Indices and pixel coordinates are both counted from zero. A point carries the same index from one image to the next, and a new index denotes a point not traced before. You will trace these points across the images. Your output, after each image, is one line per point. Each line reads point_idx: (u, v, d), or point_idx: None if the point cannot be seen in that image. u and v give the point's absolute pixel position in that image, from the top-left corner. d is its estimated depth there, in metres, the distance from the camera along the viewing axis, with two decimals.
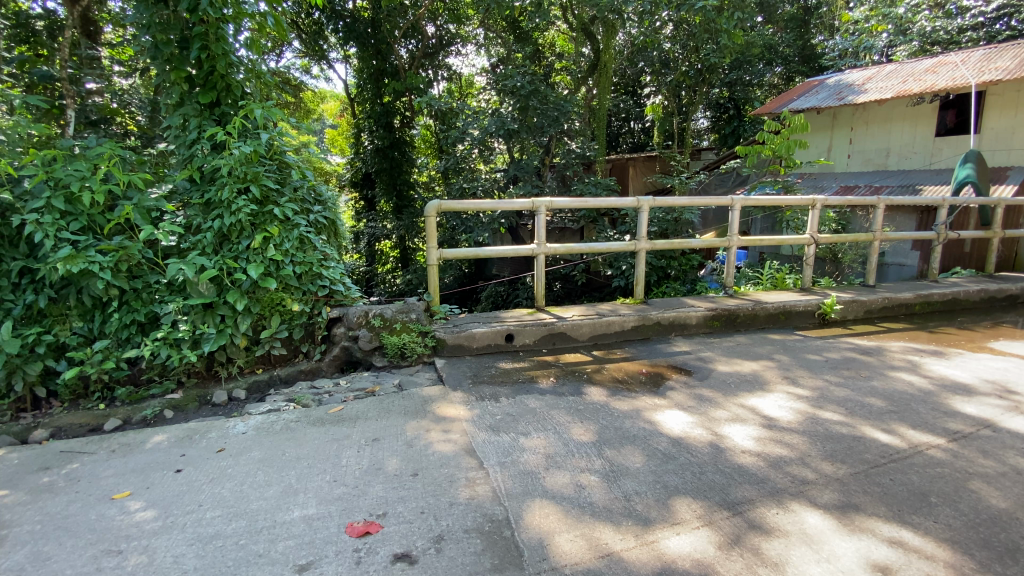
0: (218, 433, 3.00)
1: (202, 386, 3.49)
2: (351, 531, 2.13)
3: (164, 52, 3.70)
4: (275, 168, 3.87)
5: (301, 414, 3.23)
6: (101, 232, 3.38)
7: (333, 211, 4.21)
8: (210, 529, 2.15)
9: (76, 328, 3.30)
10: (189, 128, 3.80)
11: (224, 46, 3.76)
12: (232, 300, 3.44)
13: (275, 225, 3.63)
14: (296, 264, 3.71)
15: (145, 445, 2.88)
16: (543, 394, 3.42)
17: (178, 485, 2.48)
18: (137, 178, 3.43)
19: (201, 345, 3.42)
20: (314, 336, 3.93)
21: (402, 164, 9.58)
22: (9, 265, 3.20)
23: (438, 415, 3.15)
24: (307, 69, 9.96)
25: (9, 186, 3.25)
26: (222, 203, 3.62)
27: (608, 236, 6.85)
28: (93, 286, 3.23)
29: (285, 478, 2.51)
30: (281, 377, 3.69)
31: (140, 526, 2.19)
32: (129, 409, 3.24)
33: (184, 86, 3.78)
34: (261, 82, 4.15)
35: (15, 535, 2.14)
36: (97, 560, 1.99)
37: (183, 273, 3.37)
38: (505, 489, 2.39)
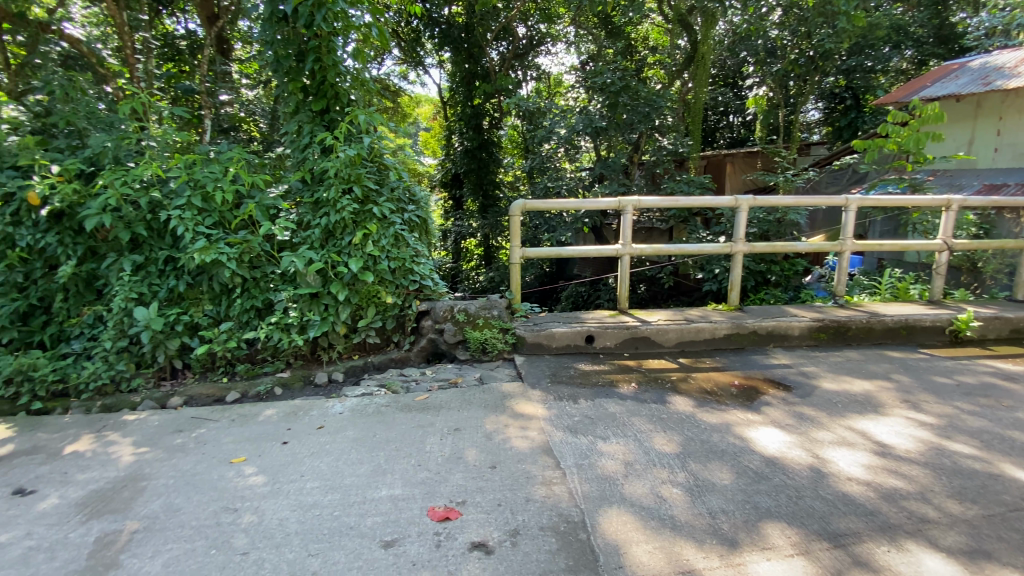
0: (319, 411, 3.28)
1: (306, 368, 3.84)
2: (432, 514, 2.23)
3: (284, 66, 4.10)
4: (375, 170, 4.14)
5: (390, 399, 3.44)
6: (229, 227, 3.81)
7: (424, 210, 4.42)
8: (309, 498, 2.37)
9: (207, 310, 3.75)
10: (303, 134, 4.17)
11: (334, 58, 4.09)
12: (335, 291, 3.75)
13: (374, 223, 3.91)
14: (391, 260, 3.97)
15: (259, 417, 3.23)
16: (623, 400, 3.33)
17: (284, 456, 2.75)
18: (259, 179, 3.85)
19: (307, 331, 3.77)
20: (404, 327, 4.16)
21: (489, 164, 9.77)
22: (156, 254, 3.71)
23: (516, 411, 3.20)
24: (404, 74, 10.50)
25: (159, 187, 3.75)
26: (328, 201, 3.95)
27: (700, 237, 6.51)
28: (221, 274, 3.66)
29: (375, 458, 2.69)
30: (373, 363, 3.95)
31: (252, 488, 2.45)
32: (246, 383, 3.64)
33: (300, 96, 4.18)
34: (365, 89, 4.47)
35: (154, 487, 2.50)
36: (218, 515, 2.26)
37: (294, 265, 3.72)
38: (582, 491, 2.37)
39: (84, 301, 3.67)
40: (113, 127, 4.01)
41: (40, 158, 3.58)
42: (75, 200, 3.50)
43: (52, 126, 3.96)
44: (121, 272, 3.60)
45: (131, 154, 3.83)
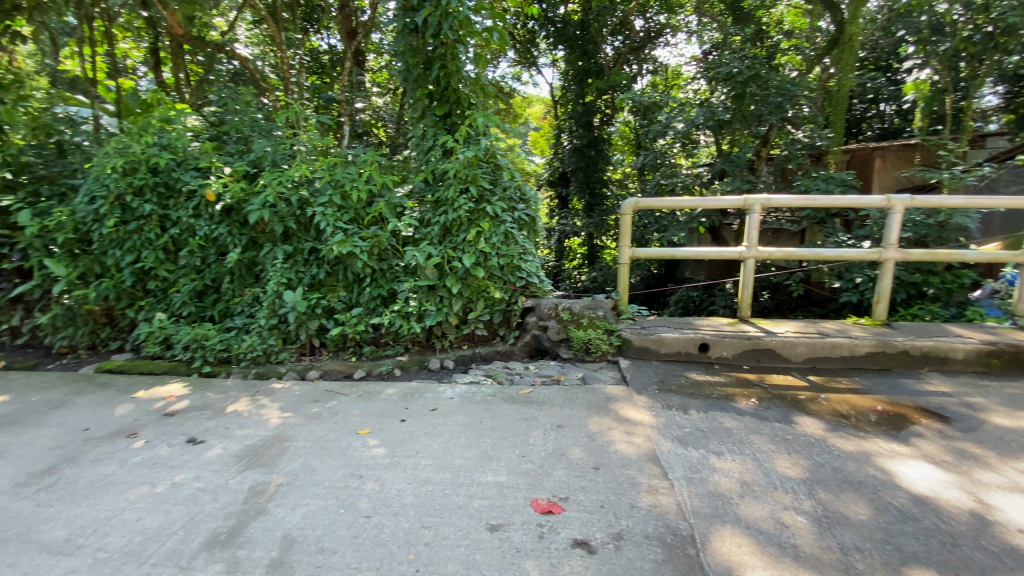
0: (432, 395, 3.52)
1: (421, 353, 4.14)
2: (536, 506, 2.29)
3: (413, 74, 4.43)
4: (490, 170, 4.32)
5: (496, 390, 3.58)
6: (362, 223, 4.22)
7: (534, 209, 4.49)
8: (423, 474, 2.56)
9: (340, 296, 4.19)
10: (428, 137, 4.48)
11: (457, 64, 4.33)
12: (449, 284, 3.99)
13: (487, 221, 4.08)
14: (500, 256, 4.11)
15: (381, 395, 3.55)
16: (740, 415, 3.12)
17: (402, 432, 3.00)
18: (388, 179, 4.22)
19: (424, 319, 4.06)
20: (510, 322, 4.28)
21: (598, 162, 9.49)
22: (303, 245, 4.21)
23: (621, 415, 3.15)
24: (517, 75, 10.75)
25: (306, 186, 4.20)
26: (447, 200, 4.20)
27: (838, 241, 5.81)
28: (354, 265, 4.07)
29: (482, 444, 2.83)
30: (481, 354, 4.14)
31: (375, 458, 2.71)
32: (370, 363, 4.03)
33: (426, 101, 4.48)
34: (484, 93, 4.68)
35: (296, 446, 2.86)
36: (347, 479, 2.53)
37: (416, 259, 4.01)
38: (690, 505, 2.27)
39: (245, 283, 4.27)
40: (270, 134, 4.61)
41: (216, 160, 4.20)
42: (242, 197, 4.09)
43: (226, 133, 4.67)
44: (275, 260, 4.14)
45: (285, 157, 4.39)
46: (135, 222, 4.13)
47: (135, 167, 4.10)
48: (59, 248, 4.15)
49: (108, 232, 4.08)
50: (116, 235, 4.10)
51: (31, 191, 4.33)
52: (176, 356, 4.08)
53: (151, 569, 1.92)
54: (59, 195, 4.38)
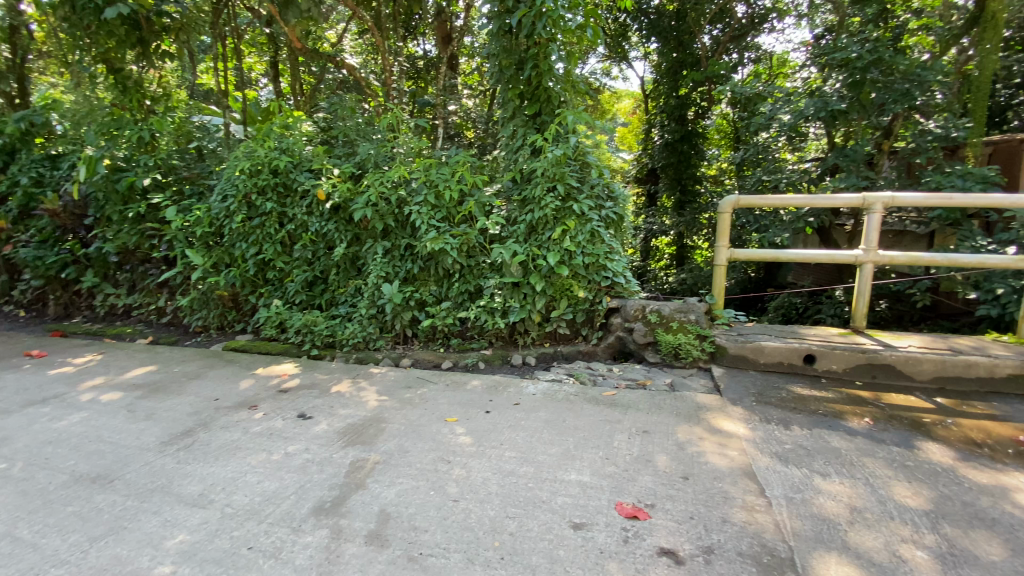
0: (516, 389, 3.59)
1: (505, 349, 4.23)
2: (621, 509, 2.25)
3: (505, 75, 4.51)
4: (578, 168, 4.29)
5: (579, 390, 3.57)
6: (453, 220, 4.38)
7: (623, 207, 4.37)
8: (507, 466, 2.62)
9: (431, 290, 4.39)
10: (517, 137, 4.54)
11: (549, 63, 4.34)
12: (533, 282, 4.03)
13: (573, 220, 4.07)
14: (586, 255, 4.08)
15: (467, 386, 3.68)
16: (849, 435, 2.84)
17: (487, 423, 3.09)
18: (478, 178, 4.35)
19: (508, 315, 4.14)
20: (594, 322, 4.25)
21: (691, 157, 9.09)
22: (399, 241, 4.46)
23: (712, 425, 3.00)
24: (607, 71, 10.59)
25: (403, 186, 4.45)
26: (534, 198, 4.24)
27: (978, 246, 5.07)
28: (445, 261, 4.25)
29: (565, 442, 2.84)
30: (563, 352, 4.15)
31: (462, 446, 2.82)
32: (457, 355, 4.19)
33: (518, 101, 4.54)
34: (574, 91, 4.67)
35: (391, 428, 3.06)
36: (436, 463, 2.66)
37: (502, 256, 4.10)
38: (790, 527, 2.11)
39: (348, 275, 4.63)
40: (371, 137, 4.94)
41: (326, 162, 4.58)
42: (348, 197, 4.43)
43: (335, 137, 5.07)
44: (375, 255, 4.44)
45: (385, 159, 4.68)
46: (258, 219, 4.62)
47: (259, 169, 4.60)
48: (198, 241, 4.75)
49: (237, 227, 4.61)
50: (243, 229, 4.63)
51: (177, 190, 5.00)
52: (289, 339, 4.53)
53: (270, 527, 2.15)
54: (197, 194, 5.01)
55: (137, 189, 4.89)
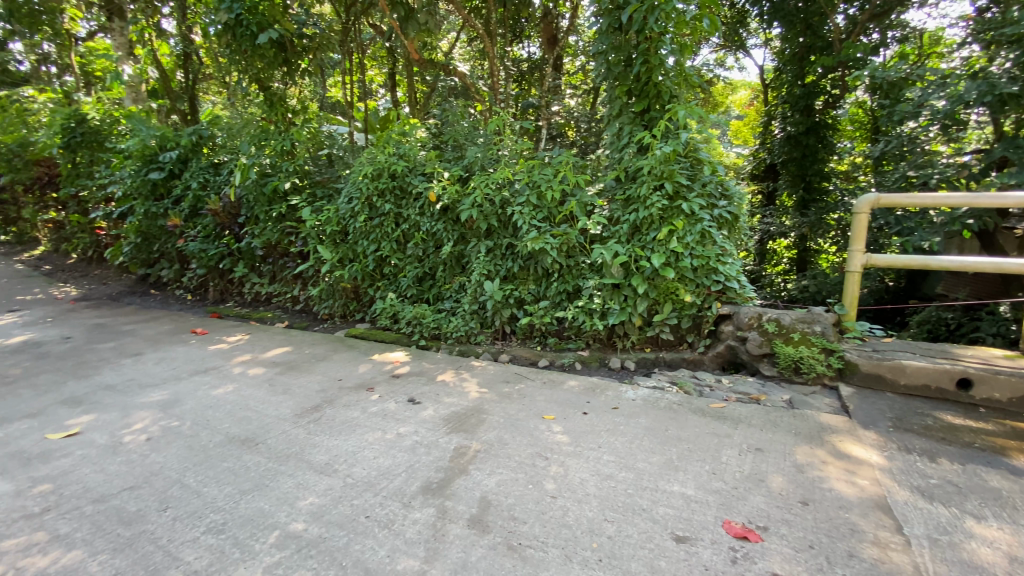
0: (615, 393, 3.53)
1: (603, 351, 4.18)
2: (728, 528, 2.12)
3: (614, 72, 4.43)
4: (689, 165, 4.09)
5: (683, 399, 3.41)
6: (554, 221, 4.40)
7: (738, 206, 4.09)
8: (606, 470, 2.58)
9: (530, 289, 4.46)
10: (623, 134, 4.44)
11: (661, 57, 4.19)
12: (635, 284, 3.93)
13: (681, 220, 3.90)
14: (694, 257, 3.89)
15: (564, 386, 3.69)
16: (1017, 476, 2.40)
17: (585, 425, 3.07)
18: (581, 178, 4.33)
19: (608, 318, 4.08)
20: (701, 329, 4.04)
21: (818, 151, 8.15)
22: (500, 241, 4.58)
23: (836, 449, 2.71)
24: (721, 61, 9.98)
25: (507, 187, 4.56)
26: (640, 198, 4.12)
27: None
28: (544, 260, 4.28)
29: (667, 452, 2.73)
30: (665, 359, 4.00)
31: (560, 444, 2.84)
32: (554, 354, 4.22)
33: (625, 99, 4.44)
34: (687, 84, 4.46)
35: (491, 420, 3.16)
36: (535, 458, 2.70)
37: (603, 256, 4.04)
38: (935, 571, 1.84)
39: (454, 272, 4.85)
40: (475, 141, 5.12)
41: (438, 166, 4.86)
42: (456, 198, 4.66)
43: (445, 142, 5.33)
44: (479, 253, 4.60)
45: (491, 161, 4.83)
46: (378, 219, 5.04)
47: (380, 173, 5.01)
48: (326, 238, 5.31)
49: (360, 226, 5.07)
50: (365, 228, 5.09)
51: (311, 193, 5.61)
52: (400, 329, 4.89)
53: (383, 500, 2.35)
54: (326, 196, 5.58)
55: (279, 192, 5.58)
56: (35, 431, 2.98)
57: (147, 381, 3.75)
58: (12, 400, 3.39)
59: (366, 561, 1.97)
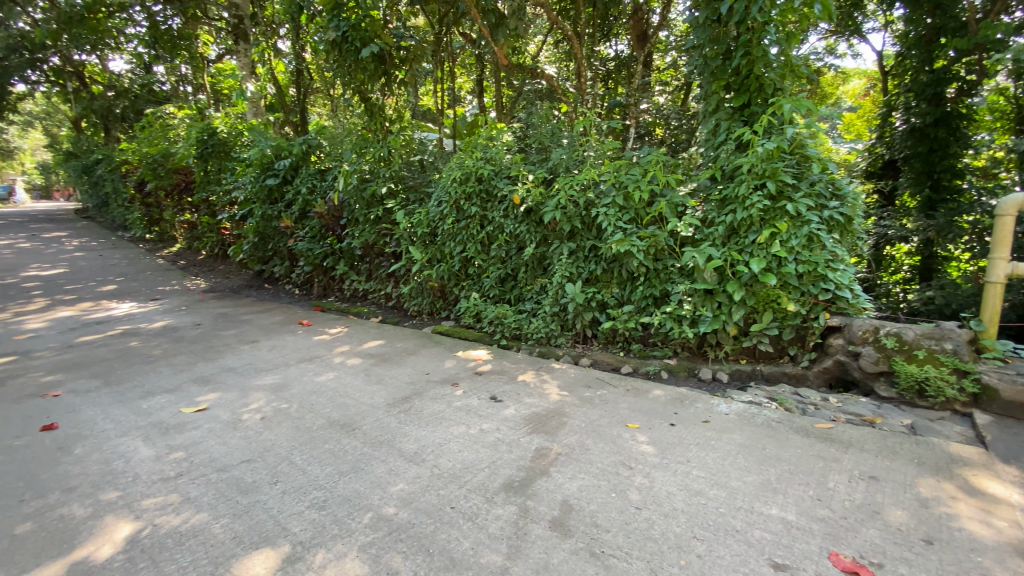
0: (705, 405, 3.35)
1: (692, 360, 3.99)
2: (835, 560, 1.93)
3: (710, 67, 4.20)
4: (795, 163, 3.79)
5: (783, 416, 3.16)
6: (641, 223, 4.27)
7: (852, 207, 3.72)
8: (695, 485, 2.45)
9: (615, 293, 4.36)
10: (720, 132, 4.19)
11: (765, 48, 3.91)
12: (731, 290, 3.71)
13: (785, 222, 3.62)
14: (799, 263, 3.59)
15: (649, 394, 3.57)
16: None
17: (672, 436, 2.94)
18: (673, 178, 4.17)
19: (698, 325, 3.88)
20: (805, 342, 3.72)
21: (949, 145, 6.37)
22: (584, 243, 4.52)
23: (970, 484, 2.37)
24: (831, 48, 9.13)
25: (593, 189, 4.50)
26: (738, 198, 3.88)
27: None
28: (631, 264, 4.16)
29: (764, 472, 2.54)
30: (762, 372, 3.74)
31: (644, 454, 2.74)
32: (639, 361, 4.09)
33: (722, 94, 4.19)
34: (793, 76, 4.13)
35: (572, 424, 3.13)
36: (617, 466, 2.63)
37: (694, 260, 3.85)
38: None
39: (536, 274, 4.86)
40: (560, 142, 5.09)
41: (523, 169, 4.90)
42: (540, 200, 4.66)
43: (529, 145, 5.35)
44: (561, 255, 4.56)
45: (577, 163, 4.78)
46: (465, 221, 5.21)
47: (468, 177, 5.16)
48: (417, 240, 5.58)
49: (448, 228, 5.27)
50: (452, 230, 5.28)
51: (404, 197, 5.93)
52: (483, 328, 5.00)
53: (467, 493, 2.42)
54: (417, 199, 5.86)
55: (376, 196, 5.95)
56: (172, 404, 3.43)
57: (260, 366, 4.17)
58: (155, 377, 3.93)
59: (451, 551, 2.04)
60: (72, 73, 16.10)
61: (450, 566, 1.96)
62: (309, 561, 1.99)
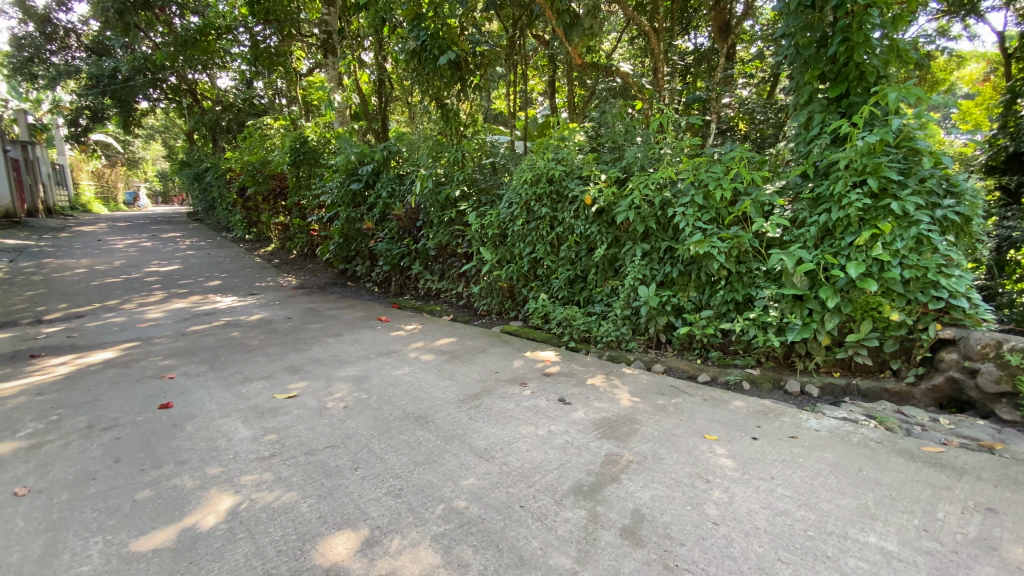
0: (791, 420, 3.12)
1: (777, 371, 3.74)
2: None
3: (803, 56, 3.90)
4: (901, 158, 3.46)
5: (883, 436, 2.87)
6: (723, 223, 4.06)
7: (971, 206, 3.31)
8: (780, 504, 2.29)
9: (692, 297, 4.17)
10: (812, 125, 3.88)
11: (867, 33, 3.59)
12: (824, 296, 3.44)
13: (888, 222, 3.31)
14: (905, 267, 3.26)
15: (729, 405, 3.39)
16: None
17: (754, 450, 2.77)
18: (759, 176, 3.92)
19: (785, 334, 3.63)
20: (911, 356, 3.38)
21: None
22: (659, 244, 4.37)
23: None
24: (943, 30, 8.19)
25: (669, 187, 4.34)
26: (833, 197, 3.59)
27: None
28: (710, 266, 3.97)
29: (861, 495, 2.33)
30: (859, 388, 3.43)
31: (723, 468, 2.61)
32: (717, 369, 3.89)
33: (817, 84, 3.89)
34: (899, 62, 3.75)
35: (644, 431, 3.04)
36: (693, 479, 2.51)
37: (782, 264, 3.61)
38: None
39: (606, 275, 4.77)
40: (633, 141, 4.96)
41: (595, 169, 4.83)
42: (613, 200, 4.56)
43: (602, 144, 5.25)
44: (634, 257, 4.44)
45: (652, 161, 4.62)
46: (535, 222, 5.23)
47: (539, 179, 5.18)
48: (488, 240, 5.69)
49: (518, 229, 5.31)
50: (522, 231, 5.32)
51: (476, 199, 6.07)
52: (551, 329, 5.00)
53: (536, 493, 2.42)
54: (489, 201, 5.97)
55: (450, 199, 6.14)
56: (267, 391, 3.74)
57: (343, 358, 4.44)
58: (252, 364, 4.31)
59: (520, 549, 2.06)
60: (187, 91, 18.03)
61: (519, 564, 1.98)
62: (385, 546, 2.09)
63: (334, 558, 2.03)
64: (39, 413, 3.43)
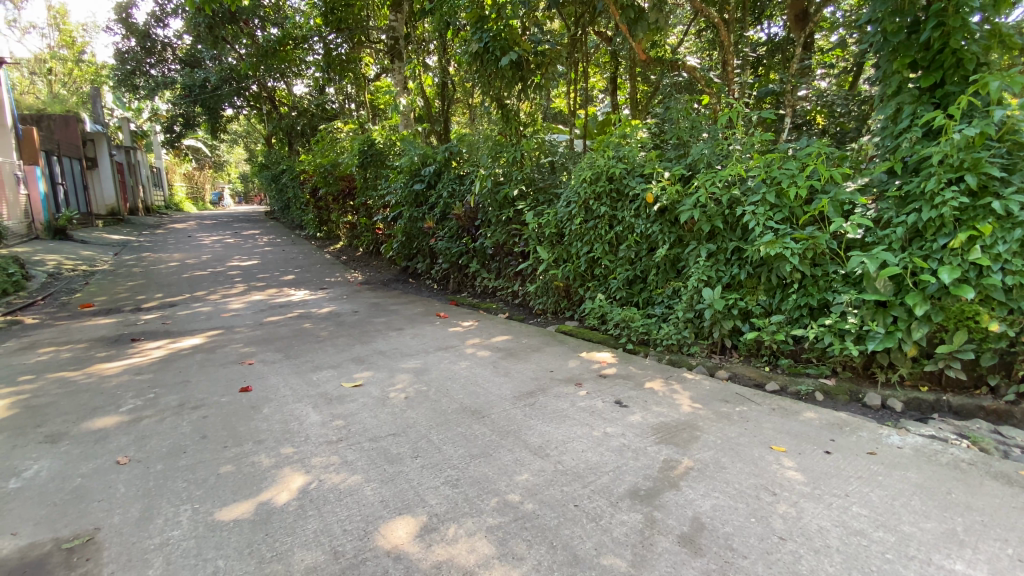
0: (870, 435, 2.91)
1: (855, 382, 3.49)
2: None
3: (891, 43, 3.60)
4: (1005, 153, 3.13)
5: (978, 458, 2.62)
6: (797, 223, 3.84)
7: None
8: (855, 523, 2.14)
9: (760, 300, 3.97)
10: (901, 117, 3.57)
11: (966, 17, 3.26)
12: (911, 303, 3.17)
13: (988, 223, 3.00)
14: (1008, 273, 2.95)
15: (799, 416, 3.20)
16: None
17: (827, 465, 2.61)
18: (838, 173, 3.67)
19: (865, 342, 3.38)
20: (1011, 372, 3.10)
21: None
22: (726, 244, 4.19)
23: None
24: None
25: (738, 185, 4.15)
26: (924, 195, 3.30)
27: None
28: (782, 268, 3.75)
29: (949, 519, 2.14)
30: (950, 404, 3.16)
31: (791, 481, 2.47)
32: (787, 378, 3.68)
33: (906, 73, 3.57)
34: (1002, 47, 3.39)
35: (705, 438, 2.94)
36: (758, 490, 2.40)
37: (863, 267, 3.36)
38: None
39: (668, 276, 4.63)
40: (699, 137, 4.76)
41: (658, 166, 4.69)
42: (676, 199, 4.43)
43: (665, 141, 5.10)
44: (698, 258, 4.29)
45: (720, 158, 4.43)
46: (593, 221, 5.17)
47: (599, 177, 5.12)
48: (545, 240, 5.70)
49: (577, 228, 5.28)
50: (580, 230, 5.28)
51: (534, 198, 6.09)
52: (608, 330, 4.94)
53: (591, 493, 2.41)
54: (547, 200, 5.97)
55: (508, 199, 6.22)
56: (334, 379, 3.97)
57: (404, 351, 4.62)
58: (322, 354, 4.59)
59: (574, 547, 2.06)
60: (267, 98, 19.35)
61: (573, 561, 1.98)
62: (442, 532, 2.16)
63: (395, 541, 2.12)
64: (139, 390, 3.83)
